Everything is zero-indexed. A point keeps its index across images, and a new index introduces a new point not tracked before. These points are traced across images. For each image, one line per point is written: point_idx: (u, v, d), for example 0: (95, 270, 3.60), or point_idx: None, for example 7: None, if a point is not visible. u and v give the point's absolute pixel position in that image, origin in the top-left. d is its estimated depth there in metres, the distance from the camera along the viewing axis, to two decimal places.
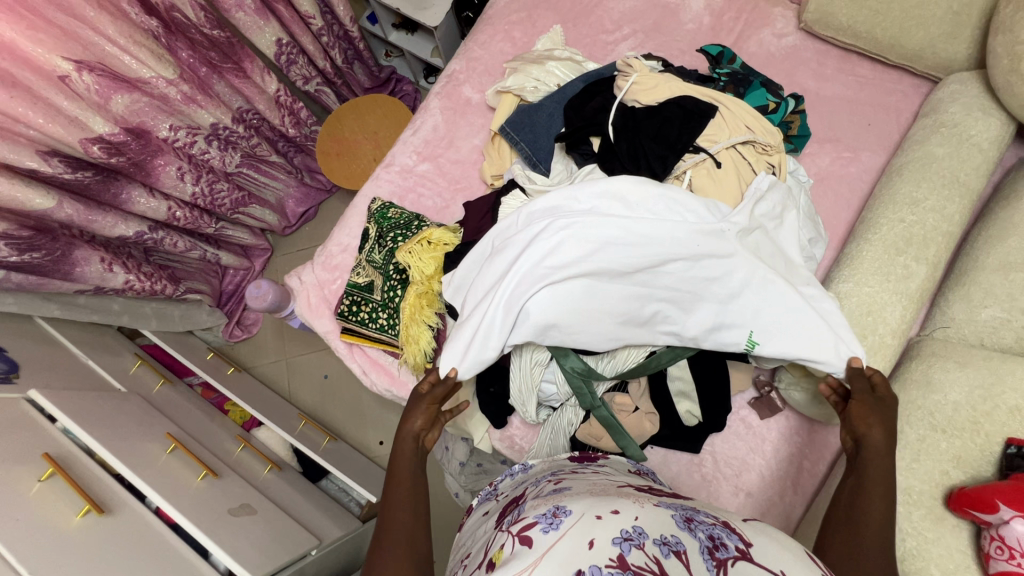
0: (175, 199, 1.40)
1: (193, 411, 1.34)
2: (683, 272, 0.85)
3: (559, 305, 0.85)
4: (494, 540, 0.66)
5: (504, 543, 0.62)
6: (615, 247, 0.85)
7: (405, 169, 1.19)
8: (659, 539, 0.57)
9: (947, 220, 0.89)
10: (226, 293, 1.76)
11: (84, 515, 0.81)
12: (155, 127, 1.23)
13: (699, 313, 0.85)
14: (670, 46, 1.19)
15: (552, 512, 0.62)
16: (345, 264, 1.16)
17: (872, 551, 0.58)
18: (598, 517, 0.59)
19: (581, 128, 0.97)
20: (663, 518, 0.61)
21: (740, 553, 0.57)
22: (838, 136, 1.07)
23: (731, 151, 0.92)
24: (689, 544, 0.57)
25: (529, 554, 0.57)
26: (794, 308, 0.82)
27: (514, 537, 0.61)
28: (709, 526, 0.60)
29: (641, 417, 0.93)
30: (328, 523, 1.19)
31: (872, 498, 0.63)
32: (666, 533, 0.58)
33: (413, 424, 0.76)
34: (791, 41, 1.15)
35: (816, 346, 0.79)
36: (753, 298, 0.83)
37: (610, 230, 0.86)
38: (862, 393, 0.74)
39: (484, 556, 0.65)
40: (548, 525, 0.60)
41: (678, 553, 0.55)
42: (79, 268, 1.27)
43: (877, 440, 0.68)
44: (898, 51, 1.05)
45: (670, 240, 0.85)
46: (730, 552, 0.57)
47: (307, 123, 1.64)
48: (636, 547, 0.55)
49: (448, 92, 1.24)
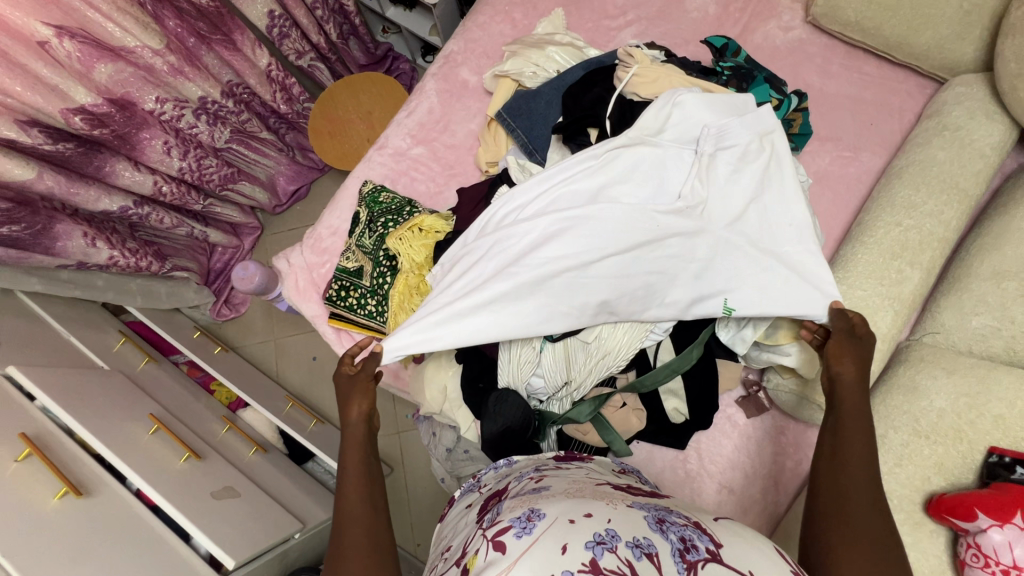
0: (162, 173, 1.36)
1: (178, 390, 1.33)
2: (655, 254, 0.81)
3: (553, 291, 0.81)
4: (470, 543, 0.66)
5: (478, 549, 0.62)
6: (586, 230, 0.82)
7: (398, 152, 1.17)
8: (631, 541, 0.57)
9: (944, 226, 0.89)
10: (214, 271, 1.73)
11: (62, 497, 0.80)
12: (140, 99, 1.19)
13: (676, 289, 0.81)
14: (674, 35, 1.16)
15: (526, 516, 0.62)
16: (334, 248, 1.14)
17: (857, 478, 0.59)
18: (571, 523, 0.59)
19: (578, 119, 0.91)
20: (636, 521, 0.61)
21: (709, 554, 0.57)
22: (839, 135, 1.06)
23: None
24: (661, 546, 0.57)
25: (502, 560, 0.57)
26: (767, 180, 0.82)
27: (488, 542, 0.61)
28: (680, 527, 0.61)
29: (629, 413, 0.91)
30: (313, 504, 1.21)
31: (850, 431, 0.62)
32: (638, 535, 0.58)
33: (356, 411, 0.73)
34: (797, 34, 1.12)
35: (794, 298, 0.77)
36: (725, 264, 0.80)
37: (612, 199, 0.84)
38: (840, 333, 0.71)
39: (460, 557, 0.64)
40: (521, 529, 0.60)
41: (650, 556, 0.56)
42: (60, 242, 1.23)
43: (847, 376, 0.67)
44: (904, 50, 1.03)
45: (660, 204, 0.83)
46: (700, 554, 0.57)
47: (299, 100, 1.59)
48: (610, 551, 0.56)
49: (445, 74, 1.21)
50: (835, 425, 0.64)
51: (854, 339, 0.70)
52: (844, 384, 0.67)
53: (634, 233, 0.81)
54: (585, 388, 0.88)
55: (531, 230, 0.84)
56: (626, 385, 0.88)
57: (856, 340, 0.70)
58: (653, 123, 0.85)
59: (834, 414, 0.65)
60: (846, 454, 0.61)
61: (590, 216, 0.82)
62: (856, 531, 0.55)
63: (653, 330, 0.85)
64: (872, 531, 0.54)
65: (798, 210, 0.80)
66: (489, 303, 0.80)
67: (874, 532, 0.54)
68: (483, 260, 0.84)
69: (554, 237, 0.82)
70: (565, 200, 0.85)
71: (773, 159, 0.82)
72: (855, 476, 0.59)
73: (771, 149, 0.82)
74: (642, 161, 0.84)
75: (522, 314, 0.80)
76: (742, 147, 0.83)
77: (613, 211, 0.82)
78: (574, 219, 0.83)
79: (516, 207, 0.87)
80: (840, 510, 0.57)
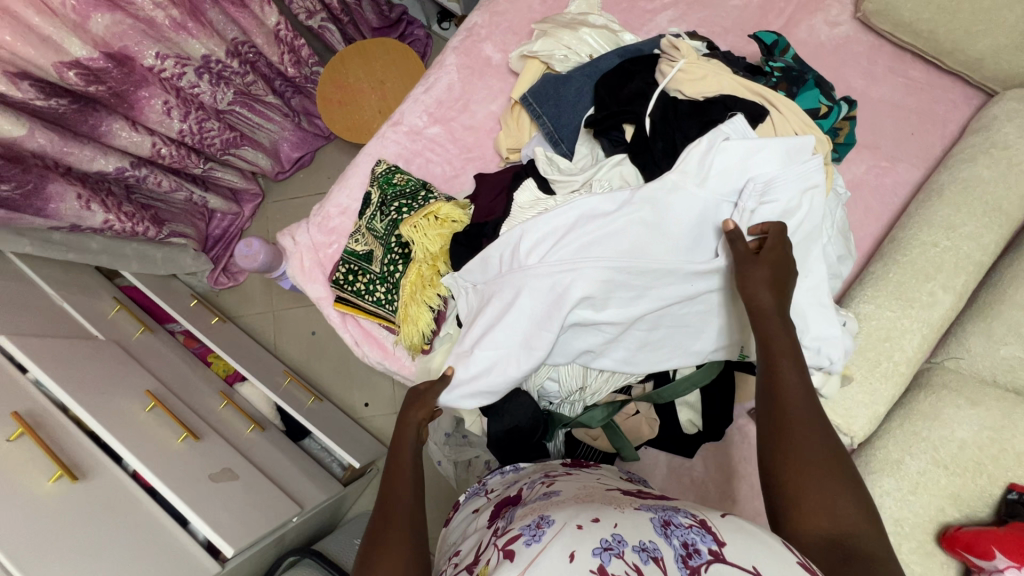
0: (161, 135, 1.29)
1: (175, 361, 1.30)
2: (679, 310, 0.74)
3: (579, 339, 0.76)
4: (479, 552, 0.63)
5: (488, 558, 0.59)
6: (614, 287, 0.71)
7: (414, 130, 1.11)
8: (638, 545, 0.53)
9: (981, 250, 0.86)
10: (213, 237, 1.67)
11: (56, 480, 0.77)
12: (139, 54, 1.11)
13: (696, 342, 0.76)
14: (713, 23, 1.09)
15: (535, 523, 0.59)
16: (343, 228, 1.09)
17: (800, 414, 0.57)
18: (579, 528, 0.56)
19: (614, 114, 0.81)
20: (640, 522, 0.57)
21: (712, 555, 0.51)
22: (878, 143, 1.01)
23: (768, 123, 0.75)
24: (666, 551, 0.53)
25: (510, 567, 0.54)
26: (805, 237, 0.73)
27: (498, 551, 0.58)
28: (684, 530, 0.55)
29: (641, 420, 0.88)
30: (311, 485, 1.20)
31: (781, 363, 0.60)
32: (644, 539, 0.54)
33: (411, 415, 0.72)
34: (844, 31, 1.06)
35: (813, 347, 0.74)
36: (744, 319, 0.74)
37: (648, 251, 0.71)
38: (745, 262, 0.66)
39: (471, 565, 0.62)
40: (531, 537, 0.57)
41: (656, 560, 0.52)
42: (53, 204, 1.17)
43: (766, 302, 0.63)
44: (957, 57, 0.97)
45: (694, 262, 0.71)
46: (703, 557, 0.52)
47: (308, 63, 1.50)
48: (617, 557, 0.52)
49: (467, 48, 1.13)
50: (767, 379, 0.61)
51: (751, 263, 0.65)
52: (762, 309, 0.63)
53: (666, 292, 0.72)
54: (600, 394, 0.86)
55: (555, 278, 0.72)
56: (642, 395, 0.85)
57: (752, 258, 0.65)
58: (699, 160, 0.70)
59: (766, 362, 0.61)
60: (780, 389, 0.59)
61: (620, 275, 0.71)
62: (795, 458, 0.55)
63: None
64: (818, 488, 0.53)
65: (816, 266, 0.75)
66: (520, 350, 0.74)
67: (823, 488, 0.53)
68: (507, 307, 0.75)
69: (588, 294, 0.71)
70: (594, 247, 0.72)
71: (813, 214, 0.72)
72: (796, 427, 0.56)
73: (809, 206, 0.71)
74: (682, 209, 0.71)
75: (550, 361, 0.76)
76: (790, 202, 0.70)
77: (646, 269, 0.70)
78: (606, 272, 0.71)
79: (534, 249, 0.75)
80: (780, 445, 0.56)
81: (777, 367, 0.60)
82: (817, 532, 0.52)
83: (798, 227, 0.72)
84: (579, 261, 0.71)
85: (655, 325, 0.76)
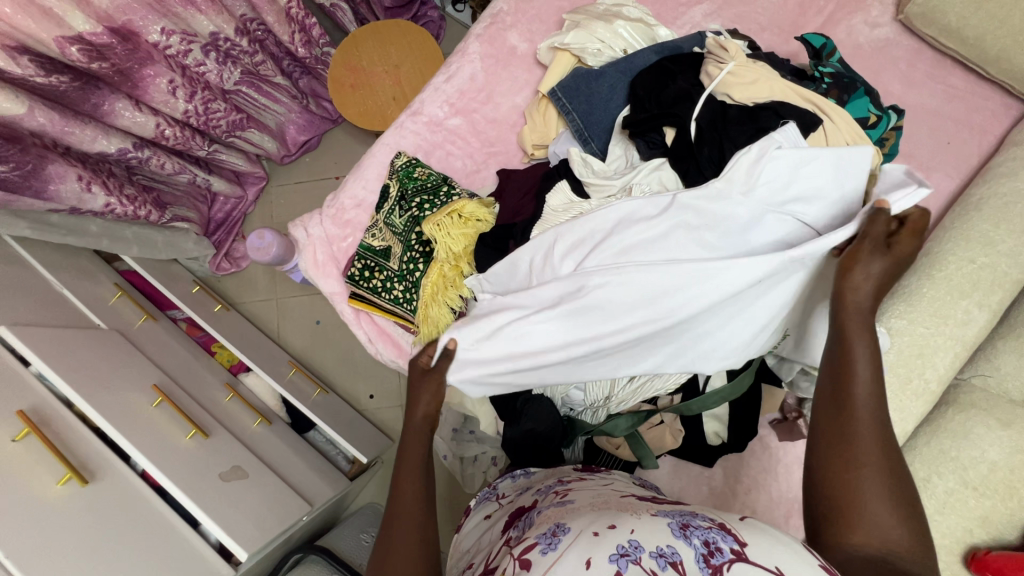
0: (165, 115, 1.23)
1: (178, 351, 1.27)
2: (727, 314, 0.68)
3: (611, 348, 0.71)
4: (495, 562, 0.61)
5: (505, 567, 0.56)
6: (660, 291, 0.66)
7: (434, 121, 1.06)
8: (655, 550, 0.50)
9: (1019, 267, 0.85)
10: (215, 221, 1.62)
11: (66, 483, 0.74)
12: (143, 29, 1.06)
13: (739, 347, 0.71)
14: (749, 19, 1.05)
15: (551, 531, 0.57)
16: (358, 221, 1.05)
17: (869, 413, 0.52)
18: (595, 535, 0.54)
19: (655, 116, 0.78)
20: (657, 525, 0.54)
21: (734, 554, 0.50)
22: (914, 152, 0.98)
23: (820, 132, 0.71)
24: (685, 553, 0.50)
25: None
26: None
27: (514, 560, 0.56)
28: (704, 530, 0.53)
29: (665, 430, 0.86)
30: (319, 481, 1.18)
31: (856, 354, 0.55)
32: (661, 543, 0.51)
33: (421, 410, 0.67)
34: (884, 33, 1.02)
35: None
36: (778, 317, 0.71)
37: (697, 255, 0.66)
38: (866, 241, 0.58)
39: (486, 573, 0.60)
40: (547, 545, 0.55)
41: (675, 564, 0.49)
42: (52, 185, 1.12)
43: (865, 295, 0.56)
44: (1000, 66, 0.94)
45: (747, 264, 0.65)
46: (724, 556, 0.50)
47: (318, 43, 1.44)
48: (633, 563, 0.50)
49: (491, 36, 1.08)
50: (838, 363, 0.55)
51: (881, 248, 0.57)
52: (855, 299, 0.56)
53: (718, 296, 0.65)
54: (626, 404, 0.84)
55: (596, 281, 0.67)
56: (669, 407, 0.83)
57: (882, 247, 0.57)
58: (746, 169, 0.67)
59: (837, 340, 0.57)
60: (851, 379, 0.54)
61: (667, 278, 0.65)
62: (861, 458, 0.51)
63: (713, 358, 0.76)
64: (877, 496, 0.50)
65: None
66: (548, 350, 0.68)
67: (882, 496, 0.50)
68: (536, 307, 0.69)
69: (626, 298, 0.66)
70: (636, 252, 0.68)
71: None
72: (867, 423, 0.52)
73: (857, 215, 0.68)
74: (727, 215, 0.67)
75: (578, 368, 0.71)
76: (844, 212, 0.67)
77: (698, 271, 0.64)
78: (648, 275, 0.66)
79: (567, 252, 0.72)
80: (846, 443, 0.52)
81: (851, 354, 0.55)
82: (861, 551, 0.49)
83: None
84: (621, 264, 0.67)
85: (709, 337, 0.70)
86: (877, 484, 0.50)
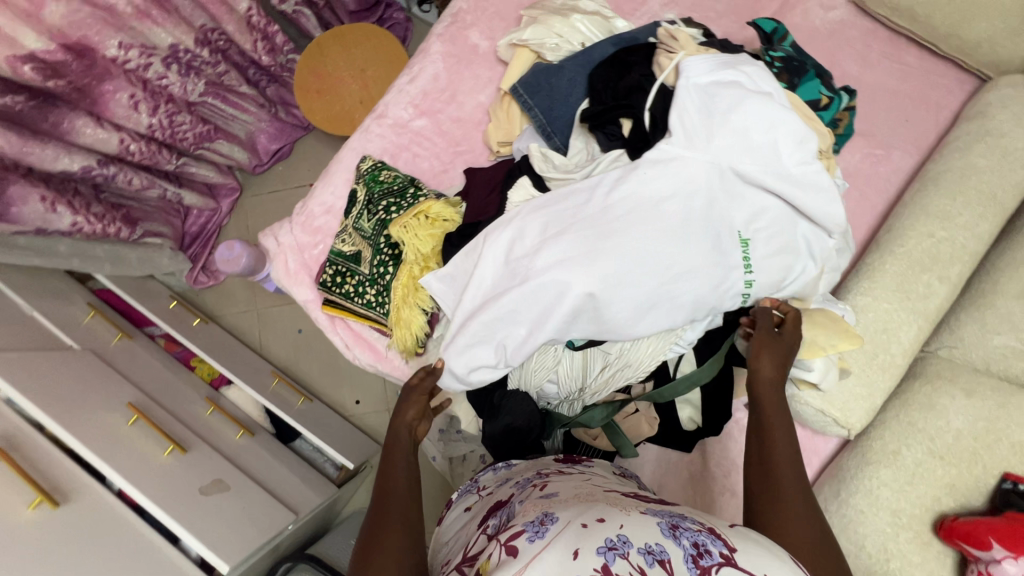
0: (129, 130, 1.22)
1: (157, 367, 1.26)
2: (642, 274, 0.68)
3: (533, 299, 0.71)
4: (478, 553, 0.56)
5: (489, 552, 0.51)
6: (564, 244, 0.70)
7: (399, 123, 1.06)
8: (643, 546, 0.47)
9: (976, 239, 0.86)
10: (190, 235, 1.60)
11: (37, 507, 0.74)
12: (100, 44, 1.06)
13: (663, 312, 0.70)
14: (707, 7, 1.05)
15: (539, 519, 0.52)
16: (327, 227, 1.05)
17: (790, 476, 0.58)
18: (583, 527, 0.49)
19: (611, 109, 0.79)
20: (644, 522, 0.50)
21: (722, 558, 0.47)
22: (873, 130, 1.00)
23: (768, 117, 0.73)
24: (673, 552, 0.47)
25: (512, 564, 0.47)
26: (794, 215, 0.72)
27: (500, 545, 0.51)
28: (693, 531, 0.49)
29: (641, 419, 0.87)
30: (305, 489, 1.19)
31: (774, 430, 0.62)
32: (649, 540, 0.48)
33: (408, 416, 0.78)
34: (838, 15, 1.04)
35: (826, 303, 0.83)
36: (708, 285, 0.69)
37: (611, 218, 0.69)
38: (762, 332, 0.69)
39: (468, 562, 0.55)
40: (534, 533, 0.50)
41: (663, 562, 0.46)
42: (15, 207, 1.11)
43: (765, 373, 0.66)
44: (952, 42, 0.96)
45: (657, 226, 0.68)
46: (713, 559, 0.47)
47: (283, 50, 1.43)
48: (621, 557, 0.46)
49: (452, 36, 1.08)
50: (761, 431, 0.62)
51: (767, 334, 0.69)
52: (761, 380, 0.66)
53: (620, 253, 0.68)
54: (600, 395, 0.84)
55: (519, 233, 0.75)
56: (642, 395, 0.84)
57: (774, 335, 0.69)
58: (681, 125, 0.69)
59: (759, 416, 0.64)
60: (772, 449, 0.60)
61: (574, 233, 0.70)
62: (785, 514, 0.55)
63: (680, 340, 0.77)
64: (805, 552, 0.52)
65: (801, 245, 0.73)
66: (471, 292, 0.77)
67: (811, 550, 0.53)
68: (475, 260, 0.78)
69: (533, 246, 0.73)
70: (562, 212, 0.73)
71: (814, 190, 0.69)
72: (789, 484, 0.57)
73: (805, 177, 0.69)
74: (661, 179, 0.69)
75: (502, 317, 0.73)
76: (782, 170, 0.69)
77: (599, 230, 0.69)
78: (556, 229, 0.72)
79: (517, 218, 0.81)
80: (773, 511, 0.56)
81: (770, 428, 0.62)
82: None
83: (799, 194, 0.69)
84: (541, 219, 0.73)
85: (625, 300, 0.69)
86: (801, 537, 0.53)
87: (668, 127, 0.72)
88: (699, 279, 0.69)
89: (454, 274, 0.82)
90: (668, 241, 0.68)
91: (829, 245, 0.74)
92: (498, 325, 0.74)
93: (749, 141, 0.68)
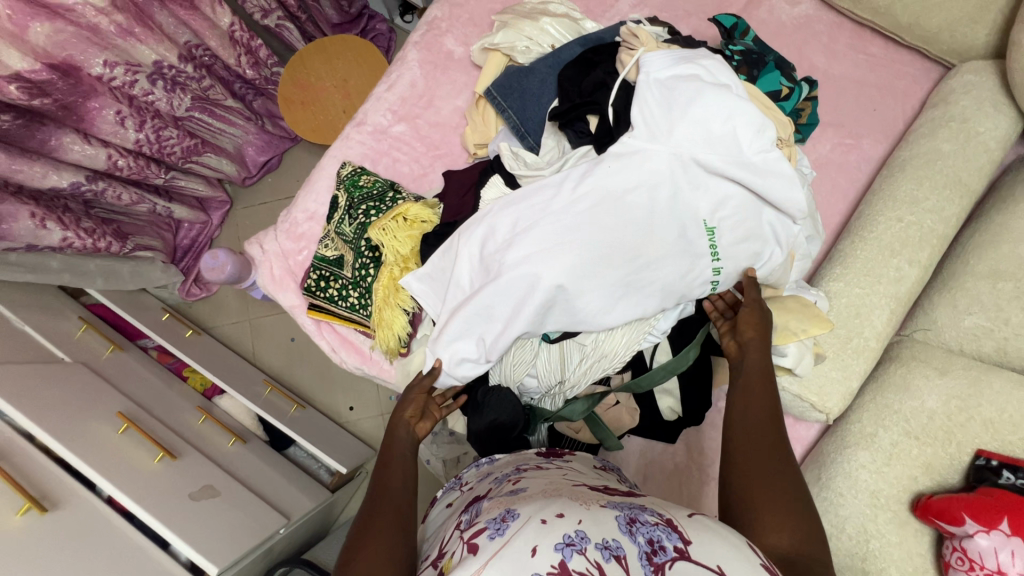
0: (117, 146, 1.25)
1: (150, 379, 1.28)
2: (609, 265, 0.70)
3: (505, 294, 0.73)
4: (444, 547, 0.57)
5: (454, 552, 0.53)
6: (533, 238, 0.72)
7: (378, 129, 1.09)
8: (600, 542, 0.47)
9: (944, 222, 0.88)
10: (181, 248, 1.62)
11: (25, 513, 0.75)
12: (85, 63, 1.07)
13: (631, 302, 0.72)
14: (675, 6, 1.08)
15: (501, 516, 0.54)
16: (311, 234, 1.07)
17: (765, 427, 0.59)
18: (542, 523, 0.49)
19: (578, 106, 0.81)
20: (603, 517, 0.51)
21: (677, 552, 0.47)
22: (842, 120, 1.02)
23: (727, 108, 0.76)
24: (629, 548, 0.48)
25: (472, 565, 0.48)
26: (758, 202, 0.73)
27: (463, 544, 0.53)
28: (650, 527, 0.50)
29: (621, 410, 0.88)
30: (298, 495, 1.19)
31: (756, 382, 0.64)
32: (607, 535, 0.48)
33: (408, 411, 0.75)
34: (804, 9, 1.06)
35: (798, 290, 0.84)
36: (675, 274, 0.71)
37: (578, 211, 0.72)
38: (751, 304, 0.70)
39: (437, 556, 0.57)
40: (495, 531, 0.52)
41: (619, 558, 0.47)
42: (5, 224, 1.13)
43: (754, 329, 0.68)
44: (914, 32, 0.98)
45: (622, 216, 0.70)
46: (668, 554, 0.47)
47: (267, 64, 1.46)
48: (578, 552, 0.46)
49: (428, 43, 1.11)
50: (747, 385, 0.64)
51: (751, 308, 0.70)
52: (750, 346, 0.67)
53: (587, 245, 0.70)
54: (579, 388, 0.84)
55: (490, 229, 0.76)
56: (621, 386, 0.85)
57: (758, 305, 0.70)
58: (642, 119, 0.72)
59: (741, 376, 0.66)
60: (750, 399, 0.62)
61: (542, 228, 0.72)
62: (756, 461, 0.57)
63: (653, 330, 0.80)
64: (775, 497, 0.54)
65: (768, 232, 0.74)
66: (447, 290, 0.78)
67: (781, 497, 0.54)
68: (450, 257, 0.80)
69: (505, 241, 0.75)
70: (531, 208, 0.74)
71: (775, 178, 0.71)
72: (764, 432, 0.59)
73: (765, 165, 0.71)
74: (624, 171, 0.71)
75: (476, 313, 0.75)
76: (741, 158, 0.71)
77: (566, 223, 0.71)
78: (525, 224, 0.74)
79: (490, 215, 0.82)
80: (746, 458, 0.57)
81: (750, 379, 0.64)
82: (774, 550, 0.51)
83: (760, 182, 0.71)
84: (512, 215, 0.75)
85: (593, 291, 0.71)
86: (770, 483, 0.55)
87: (631, 121, 0.74)
88: (664, 268, 0.71)
89: (432, 272, 0.84)
90: (633, 232, 0.70)
91: (795, 232, 0.76)
92: (473, 321, 0.75)
93: (707, 132, 0.70)
